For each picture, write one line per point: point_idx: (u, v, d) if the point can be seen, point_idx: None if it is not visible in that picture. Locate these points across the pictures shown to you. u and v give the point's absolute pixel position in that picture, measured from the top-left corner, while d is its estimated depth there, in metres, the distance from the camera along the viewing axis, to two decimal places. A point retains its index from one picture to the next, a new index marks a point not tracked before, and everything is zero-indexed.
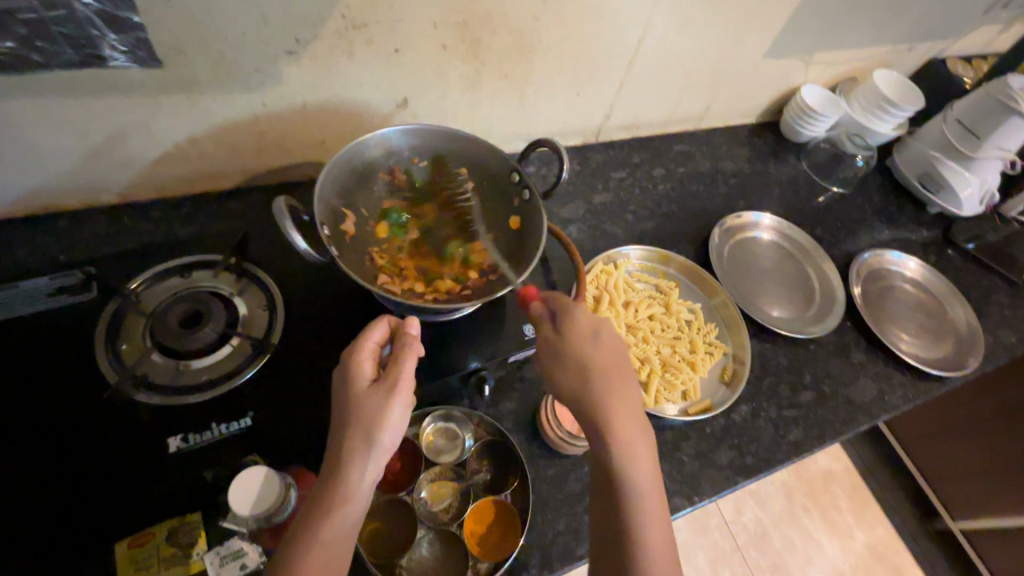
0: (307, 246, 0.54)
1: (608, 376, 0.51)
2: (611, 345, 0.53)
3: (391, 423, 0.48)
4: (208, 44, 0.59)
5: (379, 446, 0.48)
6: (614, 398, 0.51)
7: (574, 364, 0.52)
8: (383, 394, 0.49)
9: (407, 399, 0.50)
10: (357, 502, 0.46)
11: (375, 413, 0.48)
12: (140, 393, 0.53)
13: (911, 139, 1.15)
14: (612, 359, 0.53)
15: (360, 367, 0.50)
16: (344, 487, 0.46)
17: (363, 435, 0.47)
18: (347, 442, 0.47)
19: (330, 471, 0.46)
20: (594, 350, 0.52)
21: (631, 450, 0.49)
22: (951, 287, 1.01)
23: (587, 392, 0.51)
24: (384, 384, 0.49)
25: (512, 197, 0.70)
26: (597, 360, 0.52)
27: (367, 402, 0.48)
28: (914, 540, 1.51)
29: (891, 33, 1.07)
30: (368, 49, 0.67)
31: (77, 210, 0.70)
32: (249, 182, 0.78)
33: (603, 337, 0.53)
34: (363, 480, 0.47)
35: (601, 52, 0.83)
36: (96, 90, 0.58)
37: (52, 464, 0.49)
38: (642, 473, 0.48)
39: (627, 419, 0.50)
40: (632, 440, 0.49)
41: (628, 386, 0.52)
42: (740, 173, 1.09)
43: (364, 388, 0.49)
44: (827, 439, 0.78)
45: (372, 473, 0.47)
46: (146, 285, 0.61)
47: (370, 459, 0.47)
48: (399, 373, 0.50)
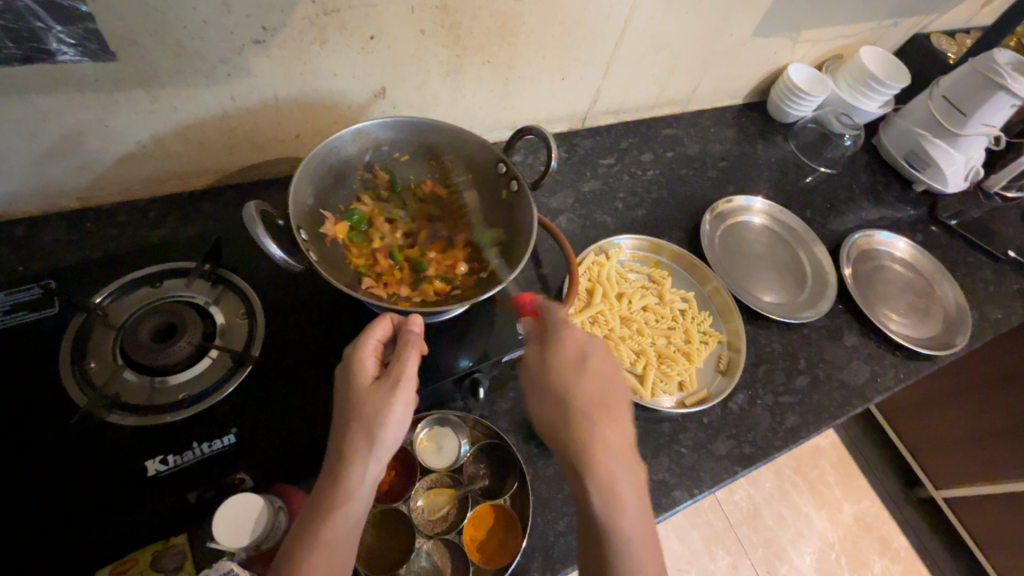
0: (283, 255, 0.51)
1: (596, 397, 0.50)
2: (596, 373, 0.51)
3: (393, 420, 0.46)
4: (166, 34, 0.55)
5: (381, 445, 0.45)
6: (599, 427, 0.48)
7: (554, 396, 0.50)
8: (386, 391, 0.46)
9: (411, 395, 0.48)
10: (359, 501, 0.44)
11: (377, 409, 0.45)
12: (113, 414, 0.49)
13: (897, 117, 1.15)
14: (597, 386, 0.50)
15: (362, 364, 0.48)
16: (345, 486, 0.44)
17: (365, 432, 0.45)
18: (348, 440, 0.45)
19: (331, 470, 0.44)
20: (576, 379, 0.50)
21: (614, 482, 0.46)
22: (938, 265, 1.01)
23: (568, 425, 0.49)
24: (387, 380, 0.47)
25: (500, 188, 0.67)
26: (579, 390, 0.50)
27: (369, 399, 0.46)
28: (900, 511, 1.54)
29: (877, 9, 1.06)
30: (342, 36, 0.63)
31: (34, 216, 0.65)
32: (221, 180, 0.74)
33: (589, 364, 0.51)
34: (364, 479, 0.44)
35: (586, 33, 0.79)
36: (44, 87, 0.54)
37: (20, 495, 0.46)
38: (625, 505, 0.46)
39: (611, 449, 0.48)
40: (616, 472, 0.47)
41: (614, 414, 0.49)
42: (728, 156, 1.08)
43: (366, 384, 0.47)
44: (823, 424, 0.78)
45: (374, 472, 0.45)
46: (113, 297, 0.56)
47: (373, 458, 0.45)
48: (403, 368, 0.47)
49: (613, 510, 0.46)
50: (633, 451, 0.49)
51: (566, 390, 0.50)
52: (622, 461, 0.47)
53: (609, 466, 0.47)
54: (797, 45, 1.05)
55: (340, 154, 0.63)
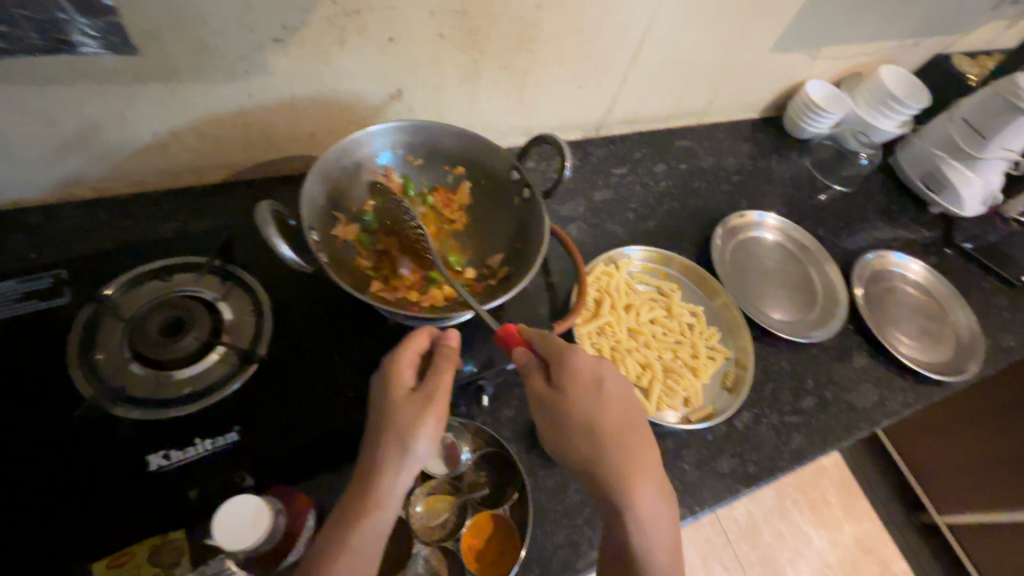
0: (294, 256, 0.51)
1: (618, 421, 0.49)
2: (617, 398, 0.51)
3: (426, 432, 0.46)
4: (188, 30, 0.55)
5: (415, 455, 0.45)
6: (625, 451, 0.48)
7: (577, 423, 0.49)
8: (422, 402, 0.47)
9: (445, 409, 0.48)
10: (390, 511, 0.44)
11: (412, 418, 0.46)
12: (118, 407, 0.49)
13: (915, 137, 1.13)
14: (619, 412, 0.50)
15: (400, 375, 0.49)
16: (377, 494, 0.44)
17: (399, 440, 0.45)
18: (382, 447, 0.45)
19: (363, 477, 0.44)
20: (600, 406, 0.50)
21: (645, 508, 0.46)
22: (953, 289, 0.99)
23: (594, 448, 0.48)
24: (424, 391, 0.48)
25: (512, 195, 0.67)
26: (605, 417, 0.49)
27: (404, 409, 0.46)
28: (902, 535, 1.52)
29: (899, 27, 1.05)
30: (360, 37, 0.63)
31: (49, 204, 0.66)
32: (235, 175, 0.74)
33: (607, 386, 0.51)
34: (396, 489, 0.44)
35: (604, 43, 0.79)
36: (66, 79, 0.54)
37: (24, 485, 0.46)
38: (657, 535, 0.46)
39: (641, 470, 0.48)
40: (648, 501, 0.47)
41: (640, 441, 0.49)
42: (742, 170, 1.07)
43: (403, 394, 0.48)
44: (828, 446, 0.77)
45: (405, 483, 0.45)
46: (123, 289, 0.57)
47: (405, 468, 0.45)
48: (439, 380, 0.48)
49: (647, 540, 0.46)
50: (661, 475, 0.49)
51: (589, 417, 0.49)
52: (654, 488, 0.47)
53: (642, 494, 0.47)
54: (816, 61, 1.05)
55: (354, 156, 0.63)
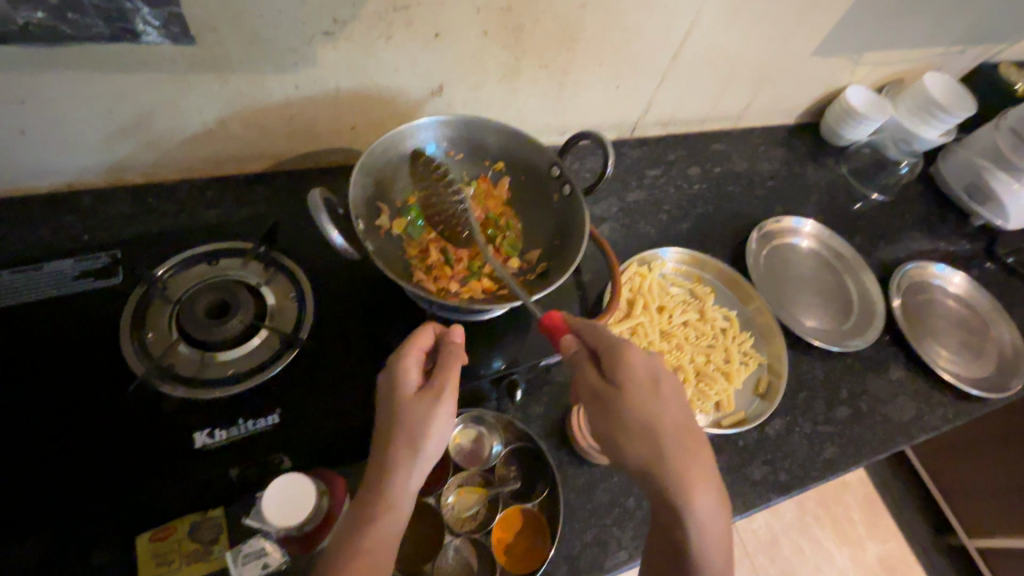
0: (343, 242, 0.51)
1: (674, 424, 0.47)
2: (673, 397, 0.48)
3: (435, 430, 0.46)
4: (244, 22, 0.56)
5: (424, 455, 0.45)
6: (682, 457, 0.46)
7: (631, 423, 0.47)
8: (429, 400, 0.47)
9: (453, 407, 0.48)
10: (402, 511, 0.44)
11: (420, 418, 0.46)
12: (165, 385, 0.51)
13: (957, 146, 1.11)
14: (676, 411, 0.48)
15: (407, 373, 0.48)
16: (389, 493, 0.44)
17: (409, 441, 0.45)
18: (392, 447, 0.45)
19: (375, 477, 0.44)
20: (656, 404, 0.48)
21: (701, 514, 0.45)
22: (996, 304, 0.96)
23: (650, 450, 0.46)
24: (430, 390, 0.47)
25: (551, 192, 0.67)
26: (660, 417, 0.47)
27: (413, 408, 0.46)
28: (927, 556, 1.48)
29: (946, 34, 1.02)
30: (407, 32, 0.64)
31: (101, 188, 0.68)
32: (276, 165, 0.76)
33: (662, 386, 0.48)
34: (407, 489, 0.44)
35: (645, 44, 0.79)
36: (126, 66, 0.56)
37: (74, 456, 0.48)
38: (711, 540, 0.45)
39: (697, 475, 0.46)
40: (704, 504, 0.45)
41: (696, 442, 0.47)
42: (777, 176, 1.06)
43: (411, 393, 0.47)
44: (863, 458, 0.75)
45: (416, 481, 0.45)
46: (172, 272, 0.58)
47: (416, 466, 0.45)
48: (446, 378, 0.48)
49: (701, 543, 0.45)
50: (717, 481, 0.47)
51: (645, 416, 0.47)
52: (710, 492, 0.46)
53: (697, 497, 0.45)
54: (858, 66, 1.03)
55: (400, 148, 0.64)
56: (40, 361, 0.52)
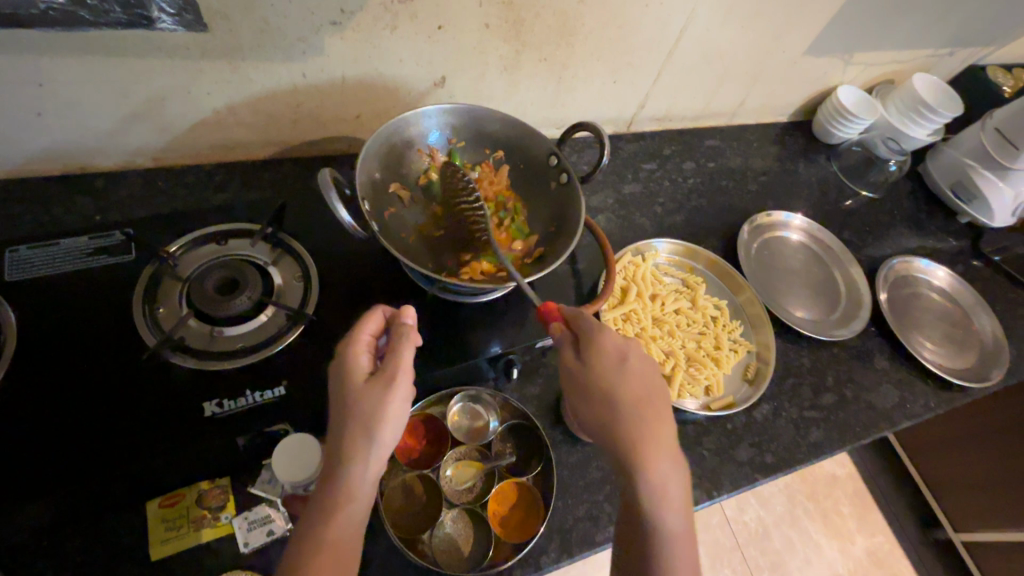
0: (351, 220, 0.54)
1: (638, 397, 0.51)
2: (640, 374, 0.52)
3: (389, 418, 0.47)
4: (255, 10, 0.59)
5: (380, 442, 0.46)
6: (644, 428, 0.50)
7: (599, 398, 0.51)
8: (382, 387, 0.47)
9: (407, 391, 0.49)
10: (362, 499, 0.46)
11: (373, 406, 0.46)
12: (176, 356, 0.53)
13: (946, 146, 1.14)
14: (641, 388, 0.51)
15: (357, 362, 0.49)
16: (346, 485, 0.45)
17: (363, 432, 0.46)
18: (347, 437, 0.46)
19: (333, 468, 0.46)
20: (625, 384, 0.51)
21: (661, 485, 0.48)
22: (980, 298, 0.99)
23: (613, 422, 0.50)
24: (381, 377, 0.48)
25: (550, 180, 0.69)
26: (627, 393, 0.51)
27: (366, 396, 0.47)
28: (914, 549, 1.51)
29: (935, 36, 1.05)
30: (411, 24, 0.66)
31: (112, 170, 0.70)
32: (283, 152, 0.78)
33: (630, 365, 0.52)
34: (366, 477, 0.46)
35: (641, 39, 0.81)
36: (141, 52, 0.58)
37: (88, 421, 0.50)
38: (671, 506, 0.48)
39: (658, 450, 0.49)
40: (663, 471, 0.48)
41: (659, 413, 0.51)
42: (770, 172, 1.08)
43: (361, 383, 0.48)
44: (847, 442, 0.78)
45: (374, 469, 0.47)
46: (182, 250, 0.60)
47: (372, 455, 0.46)
48: (397, 365, 0.49)
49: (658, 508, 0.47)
50: (678, 456, 0.50)
51: (612, 390, 0.51)
52: (668, 458, 0.49)
53: (654, 465, 0.48)
54: (849, 66, 1.06)
55: (405, 133, 0.67)
56: (55, 333, 0.53)
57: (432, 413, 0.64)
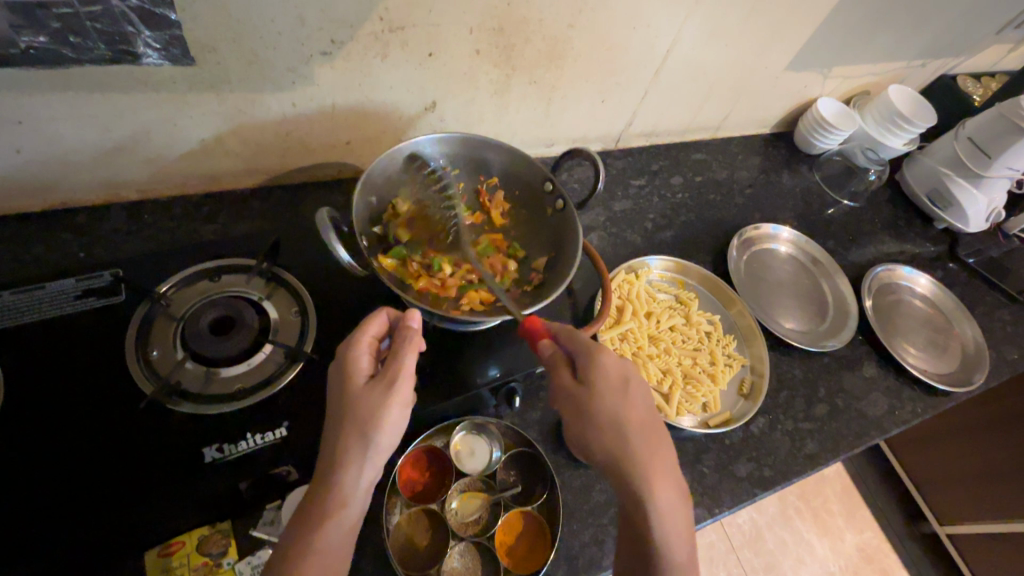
0: (349, 259, 0.53)
1: (639, 421, 0.51)
2: (641, 398, 0.52)
3: (388, 422, 0.47)
4: (243, 42, 0.58)
5: (376, 446, 0.46)
6: (648, 454, 0.50)
7: (606, 421, 0.51)
8: (382, 391, 0.47)
9: (407, 396, 0.49)
10: (354, 503, 0.45)
11: (372, 410, 0.46)
12: (173, 400, 0.52)
13: (921, 155, 1.17)
14: (643, 412, 0.52)
15: (357, 364, 0.49)
16: (339, 489, 0.45)
17: (359, 436, 0.45)
18: (343, 442, 0.45)
19: (327, 471, 0.45)
20: (627, 407, 0.51)
21: (666, 512, 0.48)
22: (959, 303, 1.02)
23: (619, 448, 0.50)
24: (382, 380, 0.48)
25: (546, 206, 0.70)
26: (629, 415, 0.51)
27: (365, 401, 0.47)
28: (902, 544, 1.54)
29: (909, 49, 1.08)
30: (402, 52, 0.66)
31: (96, 204, 0.68)
32: (272, 180, 0.77)
33: (631, 388, 0.52)
34: (358, 483, 0.46)
35: (629, 60, 0.82)
36: (125, 87, 0.57)
37: (80, 472, 0.48)
38: (677, 531, 0.48)
39: (662, 475, 0.49)
40: (667, 498, 0.48)
41: (662, 438, 0.51)
42: (755, 184, 1.10)
43: (361, 385, 0.48)
44: (841, 451, 0.80)
45: (369, 473, 0.46)
46: (175, 288, 0.59)
47: (367, 459, 0.46)
48: (398, 368, 0.49)
49: (665, 537, 0.47)
50: (680, 480, 0.51)
51: (616, 415, 0.51)
52: (670, 478, 0.49)
53: (659, 490, 0.48)
54: (828, 79, 1.08)
55: (400, 163, 0.66)
56: (45, 381, 0.52)
57: (434, 443, 0.64)
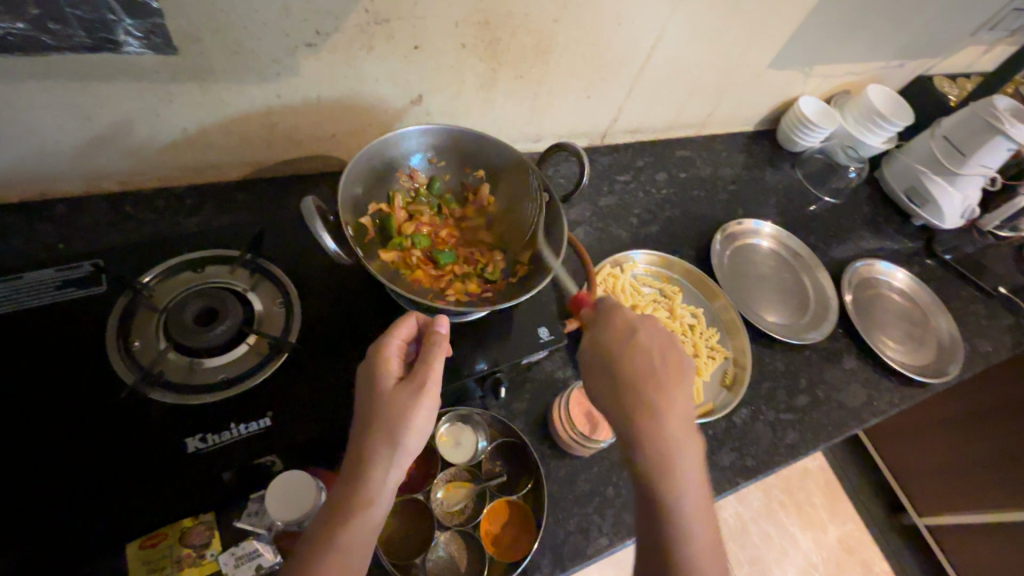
0: (337, 249, 0.53)
1: (641, 370, 0.52)
2: (649, 350, 0.53)
3: (417, 424, 0.47)
4: (227, 32, 0.57)
5: (403, 449, 0.46)
6: (649, 402, 0.50)
7: (611, 369, 0.53)
8: (411, 394, 0.47)
9: (434, 400, 0.49)
10: (380, 505, 0.45)
11: (402, 412, 0.46)
12: (155, 391, 0.51)
13: (899, 153, 1.20)
14: (648, 363, 0.52)
15: (386, 364, 0.49)
16: (366, 490, 0.44)
17: (388, 438, 0.45)
18: (373, 440, 0.45)
19: (354, 471, 0.45)
20: (631, 356, 0.53)
21: (666, 456, 0.48)
22: (935, 297, 1.05)
23: (620, 395, 0.52)
24: (411, 383, 0.48)
25: (531, 199, 0.70)
26: (630, 368, 0.52)
27: (393, 402, 0.46)
28: (882, 535, 1.58)
29: (887, 50, 1.11)
30: (388, 44, 0.66)
31: (76, 196, 0.67)
32: (256, 172, 0.76)
33: (638, 341, 0.54)
34: (385, 485, 0.45)
35: (614, 56, 0.83)
36: (106, 76, 0.56)
37: (60, 463, 0.48)
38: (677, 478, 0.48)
39: (663, 420, 0.50)
40: (668, 442, 0.49)
41: (667, 387, 0.52)
42: (738, 180, 1.12)
43: (390, 387, 0.48)
44: (821, 441, 0.81)
45: (395, 476, 0.46)
46: (158, 279, 0.58)
47: (394, 462, 0.46)
48: (428, 372, 0.48)
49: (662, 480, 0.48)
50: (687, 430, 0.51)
51: (619, 363, 0.53)
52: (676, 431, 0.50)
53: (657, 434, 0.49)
54: (809, 78, 1.10)
55: (387, 154, 0.67)
56: (23, 372, 0.51)
57: None
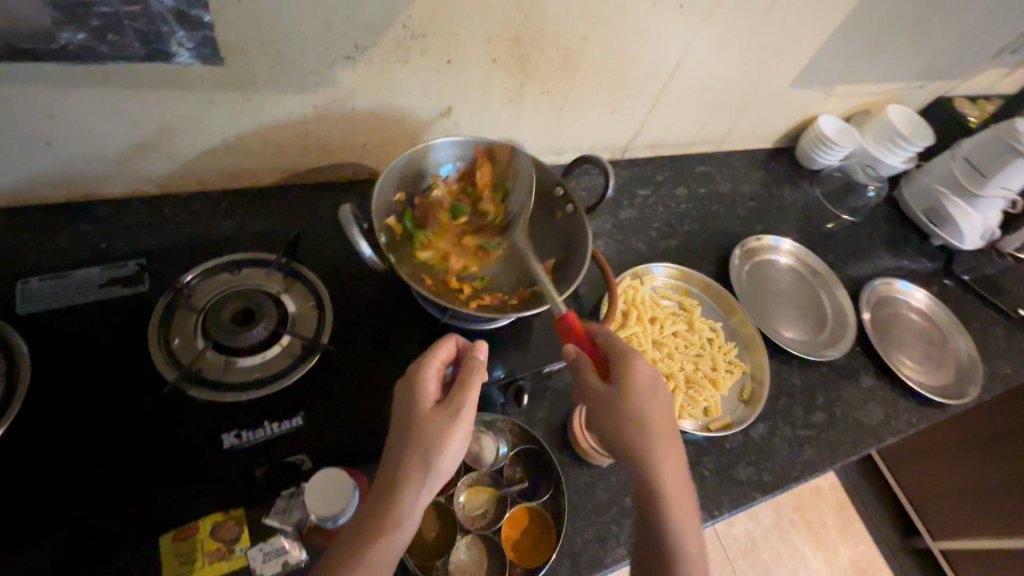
0: (372, 254, 0.55)
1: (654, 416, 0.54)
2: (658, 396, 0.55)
3: (451, 448, 0.48)
4: (271, 44, 0.60)
5: (436, 472, 0.47)
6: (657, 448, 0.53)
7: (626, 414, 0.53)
8: (448, 418, 0.48)
9: (468, 425, 0.50)
10: (408, 526, 0.45)
11: (439, 435, 0.47)
12: (193, 388, 0.53)
13: (919, 173, 1.21)
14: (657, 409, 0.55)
15: (425, 387, 0.50)
16: (397, 509, 0.45)
17: (422, 459, 0.46)
18: (409, 459, 0.46)
19: (387, 488, 0.46)
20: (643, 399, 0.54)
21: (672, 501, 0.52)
22: (954, 318, 1.05)
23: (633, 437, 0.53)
24: (448, 407, 0.49)
25: (555, 209, 0.72)
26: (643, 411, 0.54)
27: (432, 423, 0.48)
28: (895, 558, 1.55)
29: (908, 71, 1.12)
30: (422, 58, 0.68)
31: (119, 198, 0.70)
32: (288, 178, 0.79)
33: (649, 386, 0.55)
34: (415, 507, 0.46)
35: (638, 72, 0.84)
36: (156, 84, 0.59)
37: (102, 455, 0.49)
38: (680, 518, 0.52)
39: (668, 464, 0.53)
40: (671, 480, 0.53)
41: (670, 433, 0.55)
42: (757, 197, 1.13)
43: (428, 410, 0.49)
44: (837, 459, 0.81)
45: (425, 498, 0.47)
46: (197, 279, 0.60)
47: (426, 483, 0.46)
48: (465, 398, 0.50)
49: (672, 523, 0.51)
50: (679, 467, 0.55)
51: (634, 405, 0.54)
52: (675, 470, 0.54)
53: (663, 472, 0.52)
54: (829, 98, 1.11)
55: (417, 163, 0.69)
56: (69, 366, 0.53)
57: None
